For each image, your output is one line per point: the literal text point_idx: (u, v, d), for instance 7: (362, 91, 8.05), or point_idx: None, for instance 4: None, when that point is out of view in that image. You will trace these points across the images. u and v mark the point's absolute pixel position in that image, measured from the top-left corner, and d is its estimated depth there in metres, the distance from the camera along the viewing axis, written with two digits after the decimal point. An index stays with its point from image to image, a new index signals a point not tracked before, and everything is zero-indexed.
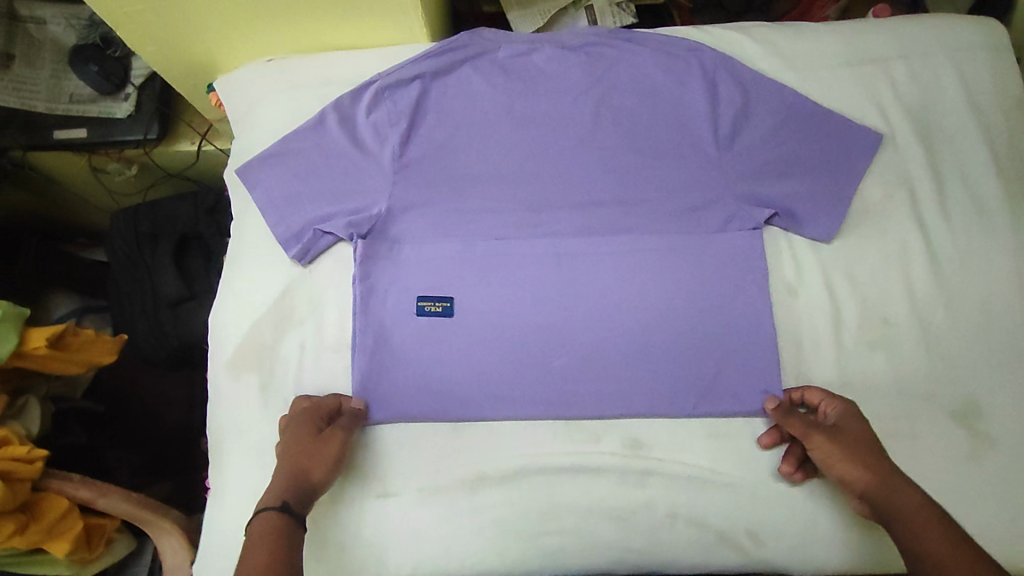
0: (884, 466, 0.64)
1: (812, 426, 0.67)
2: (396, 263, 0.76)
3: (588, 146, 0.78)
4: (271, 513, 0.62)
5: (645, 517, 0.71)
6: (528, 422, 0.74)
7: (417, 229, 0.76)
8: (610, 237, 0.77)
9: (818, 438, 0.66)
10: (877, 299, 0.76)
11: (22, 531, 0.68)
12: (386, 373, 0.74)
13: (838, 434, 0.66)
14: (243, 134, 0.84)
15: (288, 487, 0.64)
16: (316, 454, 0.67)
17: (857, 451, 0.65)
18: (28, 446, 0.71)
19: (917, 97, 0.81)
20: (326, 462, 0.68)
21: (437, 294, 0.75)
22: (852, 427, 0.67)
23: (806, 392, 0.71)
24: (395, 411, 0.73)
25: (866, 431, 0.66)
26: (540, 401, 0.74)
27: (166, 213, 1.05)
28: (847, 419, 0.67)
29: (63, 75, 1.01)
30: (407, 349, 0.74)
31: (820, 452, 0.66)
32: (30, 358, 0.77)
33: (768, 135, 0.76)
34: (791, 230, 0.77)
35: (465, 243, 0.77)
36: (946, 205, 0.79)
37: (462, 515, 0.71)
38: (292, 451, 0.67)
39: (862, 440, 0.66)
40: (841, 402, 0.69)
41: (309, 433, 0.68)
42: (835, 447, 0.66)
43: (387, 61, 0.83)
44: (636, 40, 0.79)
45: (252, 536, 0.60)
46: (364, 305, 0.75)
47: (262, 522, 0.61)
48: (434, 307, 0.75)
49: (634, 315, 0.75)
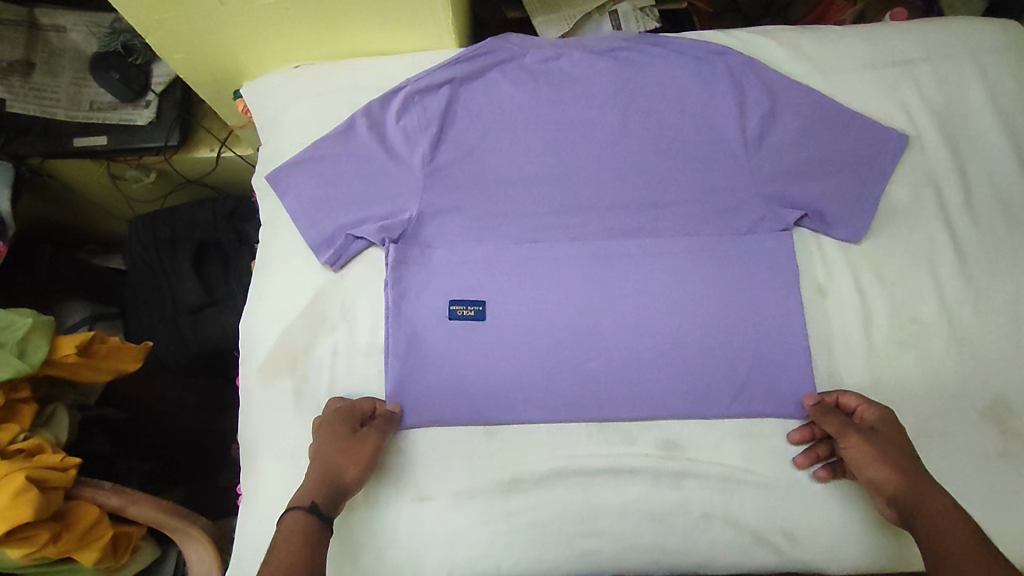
0: (916, 472, 0.64)
1: (847, 425, 0.68)
2: (427, 267, 0.76)
3: (617, 149, 0.78)
4: (299, 512, 0.61)
5: (680, 518, 0.71)
6: (562, 424, 0.74)
7: (449, 233, 0.76)
8: (641, 239, 0.77)
9: (853, 437, 0.67)
10: (907, 299, 0.77)
11: (55, 539, 0.68)
12: (419, 377, 0.74)
13: (874, 436, 0.66)
14: (271, 140, 0.84)
15: (319, 487, 0.64)
16: (349, 454, 0.66)
17: (890, 452, 0.65)
18: (61, 455, 0.71)
19: (940, 99, 0.82)
20: (358, 462, 0.67)
21: (468, 298, 0.75)
22: (889, 431, 0.67)
23: (842, 395, 0.71)
24: (429, 414, 0.73)
25: (902, 437, 0.67)
26: (574, 404, 0.74)
27: (185, 219, 1.05)
28: (883, 423, 0.68)
29: (84, 83, 1.01)
30: (439, 353, 0.74)
31: (852, 450, 0.66)
32: (59, 366, 0.77)
33: (797, 136, 0.77)
34: (820, 230, 0.78)
35: (496, 247, 0.77)
36: (972, 205, 0.80)
37: (497, 518, 0.71)
38: (324, 450, 0.66)
39: (898, 445, 0.66)
40: (880, 408, 0.69)
41: (344, 433, 0.67)
42: (869, 447, 0.66)
43: (416, 67, 0.84)
44: (663, 45, 0.80)
45: (280, 533, 0.60)
46: (397, 309, 0.74)
47: (290, 520, 0.60)
48: (467, 311, 0.75)
49: (666, 317, 0.75)
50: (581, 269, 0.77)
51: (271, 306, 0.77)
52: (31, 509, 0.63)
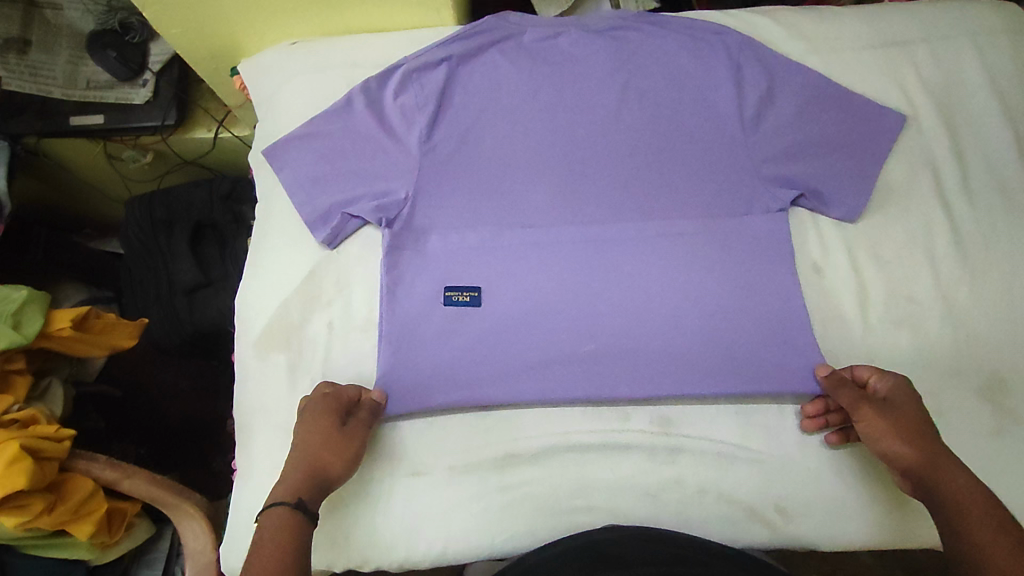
0: (932, 446, 0.64)
1: (860, 399, 0.67)
2: (422, 254, 0.75)
3: (613, 130, 0.78)
4: (284, 508, 0.61)
5: (675, 493, 0.71)
6: (557, 408, 0.74)
7: (446, 217, 0.76)
8: (638, 221, 0.77)
9: (867, 412, 0.66)
10: (903, 277, 0.77)
11: (50, 511, 0.68)
12: (412, 363, 0.72)
13: (887, 410, 0.66)
14: (267, 117, 0.84)
15: (304, 482, 0.64)
16: (335, 449, 0.66)
17: (906, 428, 0.65)
18: (56, 425, 0.71)
19: (939, 78, 0.83)
20: (344, 460, 0.66)
21: (463, 283, 0.75)
22: (904, 403, 0.66)
23: (856, 367, 0.70)
24: (417, 403, 0.71)
25: (917, 408, 0.66)
26: (573, 388, 0.72)
27: (181, 200, 1.04)
28: (898, 394, 0.67)
29: (80, 61, 1.01)
30: (431, 340, 0.73)
31: (866, 425, 0.66)
32: (56, 340, 0.77)
33: (795, 114, 0.77)
34: (817, 210, 0.78)
35: (492, 231, 0.76)
36: (969, 185, 0.80)
37: (493, 493, 0.71)
38: (310, 443, 0.66)
39: (912, 418, 0.66)
40: (896, 377, 0.68)
41: (332, 427, 0.66)
42: (883, 422, 0.66)
43: (415, 43, 0.84)
44: (659, 23, 0.80)
45: (263, 529, 0.60)
46: (392, 295, 0.74)
47: (274, 515, 0.60)
48: (462, 296, 0.74)
49: (663, 294, 0.75)
50: (578, 247, 0.77)
51: (267, 281, 0.77)
52: (24, 477, 0.63)
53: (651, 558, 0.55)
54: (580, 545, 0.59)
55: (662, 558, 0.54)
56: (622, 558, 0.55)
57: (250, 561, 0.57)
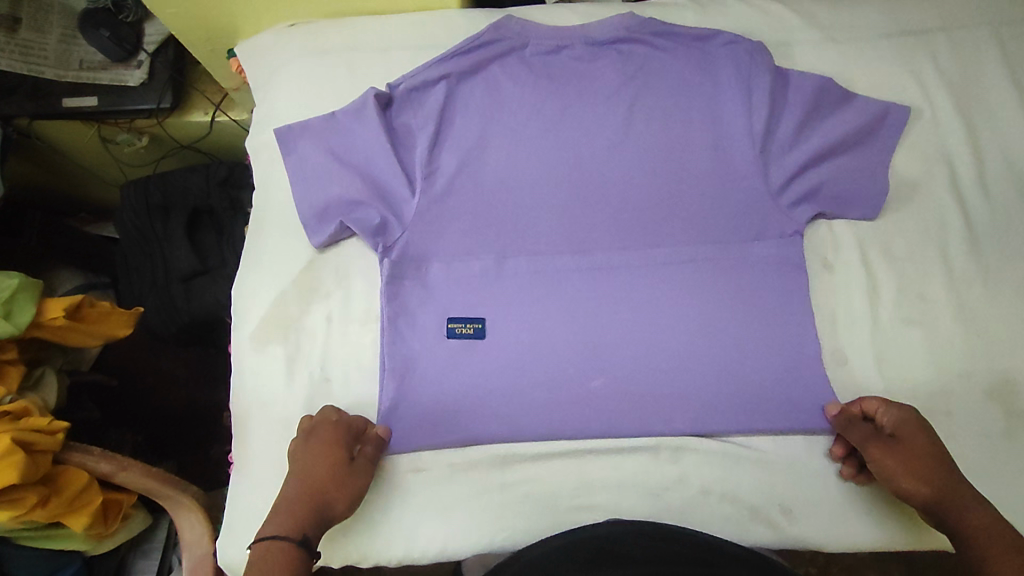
0: (947, 480, 0.63)
1: (868, 437, 0.66)
2: (426, 285, 0.74)
3: (621, 150, 0.76)
4: (286, 543, 0.59)
5: (677, 493, 0.70)
6: (551, 448, 0.71)
7: (449, 246, 0.74)
8: (645, 249, 0.75)
9: (877, 450, 0.65)
10: (915, 275, 0.75)
11: (44, 503, 0.67)
12: (417, 399, 0.71)
13: (894, 445, 0.65)
14: (265, 101, 0.82)
15: (307, 517, 0.62)
16: (339, 485, 0.65)
17: (918, 462, 0.64)
18: (49, 418, 0.69)
19: (957, 69, 0.81)
20: (347, 496, 0.65)
21: (467, 315, 0.73)
22: (913, 436, 0.66)
23: (862, 401, 0.69)
24: (419, 440, 0.70)
25: (928, 440, 0.65)
26: (575, 422, 0.71)
27: (178, 185, 1.03)
28: (906, 427, 0.66)
29: (72, 41, 0.98)
30: (438, 373, 0.72)
31: (878, 464, 0.65)
32: (47, 329, 0.75)
33: (808, 108, 0.75)
34: (835, 216, 0.76)
35: (495, 260, 0.75)
36: (986, 181, 0.78)
37: (493, 492, 0.70)
38: (315, 474, 0.64)
39: (921, 451, 0.65)
40: (901, 408, 0.67)
41: (337, 462, 0.65)
42: (895, 459, 0.65)
43: (418, 28, 0.82)
44: (668, 35, 0.77)
45: (258, 559, 0.58)
46: (393, 325, 0.72)
47: (273, 548, 0.59)
48: (465, 328, 0.73)
49: (668, 293, 0.74)
50: (579, 245, 0.75)
51: (263, 272, 0.76)
52: (18, 471, 0.62)
53: (653, 554, 0.53)
54: (585, 541, 0.57)
55: (665, 556, 0.53)
56: (623, 553, 0.53)
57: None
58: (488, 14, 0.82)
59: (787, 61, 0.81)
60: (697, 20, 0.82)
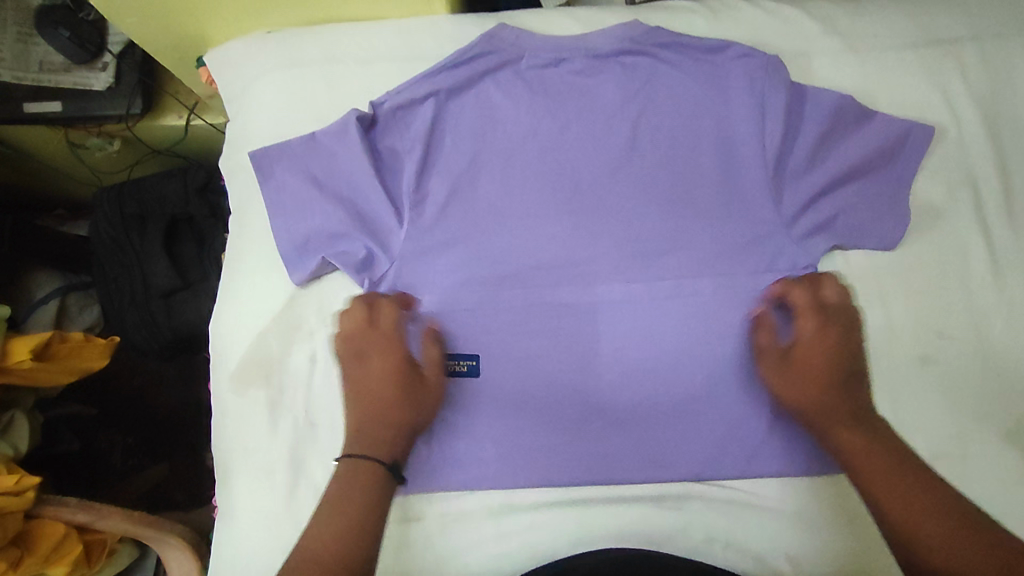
0: (833, 398, 0.64)
1: (766, 350, 0.68)
2: (415, 318, 0.69)
3: (623, 174, 0.71)
4: (374, 464, 0.60)
5: (681, 542, 0.66)
6: (547, 499, 0.68)
7: (441, 277, 0.70)
8: (650, 281, 0.71)
9: (767, 364, 0.67)
10: (934, 310, 0.70)
11: (17, 565, 0.65)
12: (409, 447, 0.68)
13: (793, 360, 0.66)
14: (239, 119, 0.76)
15: (392, 437, 0.63)
16: (414, 401, 0.64)
17: (808, 379, 0.65)
18: (18, 476, 0.67)
19: (987, 82, 0.75)
20: (424, 408, 0.65)
21: (461, 352, 0.69)
22: (815, 352, 0.65)
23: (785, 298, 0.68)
24: (413, 486, 0.68)
25: (829, 359, 0.65)
26: (574, 469, 0.68)
27: (154, 193, 0.97)
28: (811, 343, 0.66)
29: (29, 39, 0.91)
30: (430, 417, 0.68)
31: (768, 377, 0.67)
32: (15, 373, 0.72)
33: (824, 129, 0.70)
34: (850, 247, 0.71)
35: (489, 295, 0.70)
36: (1012, 206, 0.73)
37: (486, 543, 0.67)
38: (383, 393, 0.64)
39: (818, 370, 0.65)
40: (817, 319, 0.66)
41: (405, 377, 0.65)
42: (782, 373, 0.66)
43: (404, 38, 0.76)
44: (674, 48, 0.72)
45: (345, 482, 0.59)
46: None
47: (358, 471, 0.60)
48: (459, 366, 0.69)
49: (674, 331, 0.70)
50: (579, 279, 0.71)
51: (243, 307, 0.71)
52: None
53: None
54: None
55: None
56: None
57: (325, 511, 0.57)
58: (480, 20, 0.76)
59: (805, 74, 0.75)
60: (707, 27, 0.76)
